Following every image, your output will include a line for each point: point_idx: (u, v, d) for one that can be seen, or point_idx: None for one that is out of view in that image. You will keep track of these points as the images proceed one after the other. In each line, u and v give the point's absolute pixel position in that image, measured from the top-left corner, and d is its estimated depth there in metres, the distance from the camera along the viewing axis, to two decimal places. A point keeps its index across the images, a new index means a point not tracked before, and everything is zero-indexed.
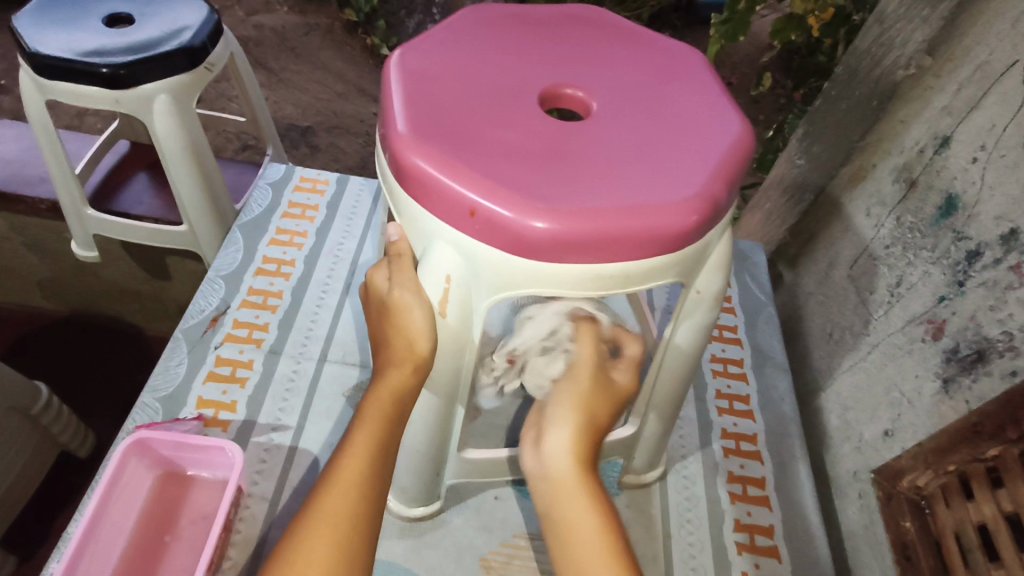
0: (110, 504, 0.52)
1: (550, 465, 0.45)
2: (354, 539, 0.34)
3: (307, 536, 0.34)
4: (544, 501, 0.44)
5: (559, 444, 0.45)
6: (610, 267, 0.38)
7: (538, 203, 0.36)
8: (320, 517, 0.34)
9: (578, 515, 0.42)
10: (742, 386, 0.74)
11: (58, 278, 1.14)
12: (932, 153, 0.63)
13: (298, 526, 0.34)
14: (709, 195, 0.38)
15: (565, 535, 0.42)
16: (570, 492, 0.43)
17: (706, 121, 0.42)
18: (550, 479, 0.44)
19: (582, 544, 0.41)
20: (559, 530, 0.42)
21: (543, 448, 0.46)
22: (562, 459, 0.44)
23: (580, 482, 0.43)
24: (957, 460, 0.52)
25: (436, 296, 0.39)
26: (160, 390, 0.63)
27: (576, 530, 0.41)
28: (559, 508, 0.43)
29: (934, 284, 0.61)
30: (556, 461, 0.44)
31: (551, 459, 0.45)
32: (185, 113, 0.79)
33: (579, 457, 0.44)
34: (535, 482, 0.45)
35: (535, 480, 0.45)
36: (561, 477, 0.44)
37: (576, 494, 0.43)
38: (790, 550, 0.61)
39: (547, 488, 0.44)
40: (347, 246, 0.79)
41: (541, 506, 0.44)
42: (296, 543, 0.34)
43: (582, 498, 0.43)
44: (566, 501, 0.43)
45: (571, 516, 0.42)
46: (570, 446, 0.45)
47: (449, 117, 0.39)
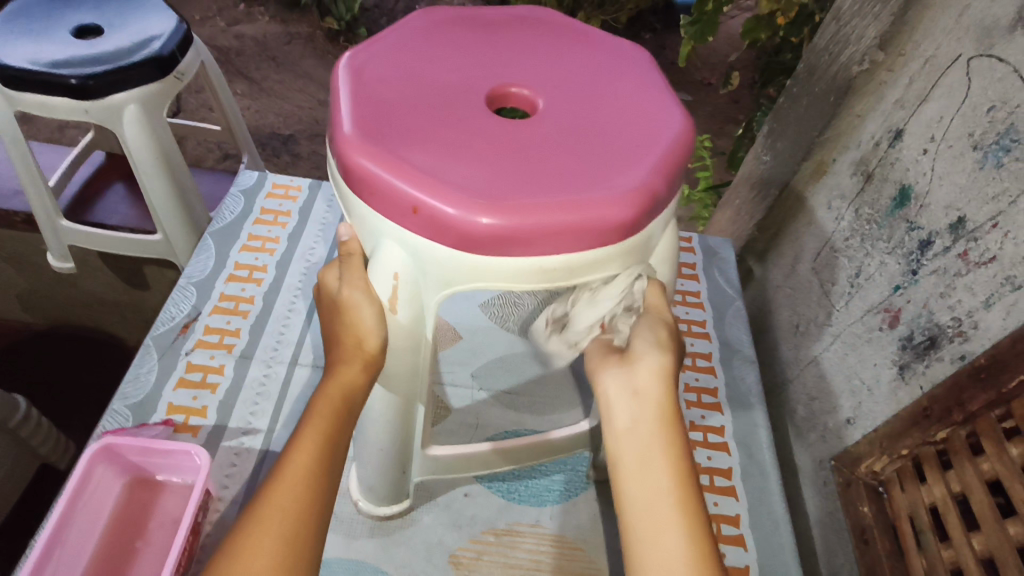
0: (78, 510, 0.53)
1: (638, 385, 0.43)
2: (303, 532, 0.35)
3: (255, 532, 0.34)
4: (628, 419, 0.42)
5: (654, 364, 0.43)
6: (552, 260, 0.39)
7: (480, 199, 0.37)
8: (268, 512, 0.35)
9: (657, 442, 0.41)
10: (711, 379, 0.75)
11: (36, 290, 1.14)
12: (887, 146, 0.64)
13: (247, 521, 0.35)
14: (649, 188, 0.39)
15: (643, 454, 0.40)
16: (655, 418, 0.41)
17: (647, 116, 0.44)
18: (639, 398, 0.42)
19: (653, 467, 0.40)
20: (633, 450, 0.41)
21: (633, 369, 0.44)
22: (654, 381, 0.43)
23: (667, 408, 0.42)
24: (910, 444, 0.54)
25: (385, 294, 0.41)
26: (130, 398, 0.64)
27: (654, 457, 0.40)
28: (645, 432, 0.41)
29: (890, 274, 0.62)
30: (644, 382, 0.43)
31: (641, 378, 0.43)
32: (155, 122, 0.80)
33: (666, 384, 0.43)
34: (615, 400, 0.43)
35: (619, 395, 0.43)
36: (653, 399, 0.42)
37: (663, 426, 0.41)
38: (755, 539, 0.62)
39: (634, 406, 0.42)
40: (318, 251, 0.80)
41: (623, 424, 0.42)
42: (245, 536, 0.34)
43: (667, 429, 0.41)
44: (650, 425, 0.41)
45: (650, 444, 0.40)
46: (663, 371, 0.43)
47: (394, 119, 0.40)
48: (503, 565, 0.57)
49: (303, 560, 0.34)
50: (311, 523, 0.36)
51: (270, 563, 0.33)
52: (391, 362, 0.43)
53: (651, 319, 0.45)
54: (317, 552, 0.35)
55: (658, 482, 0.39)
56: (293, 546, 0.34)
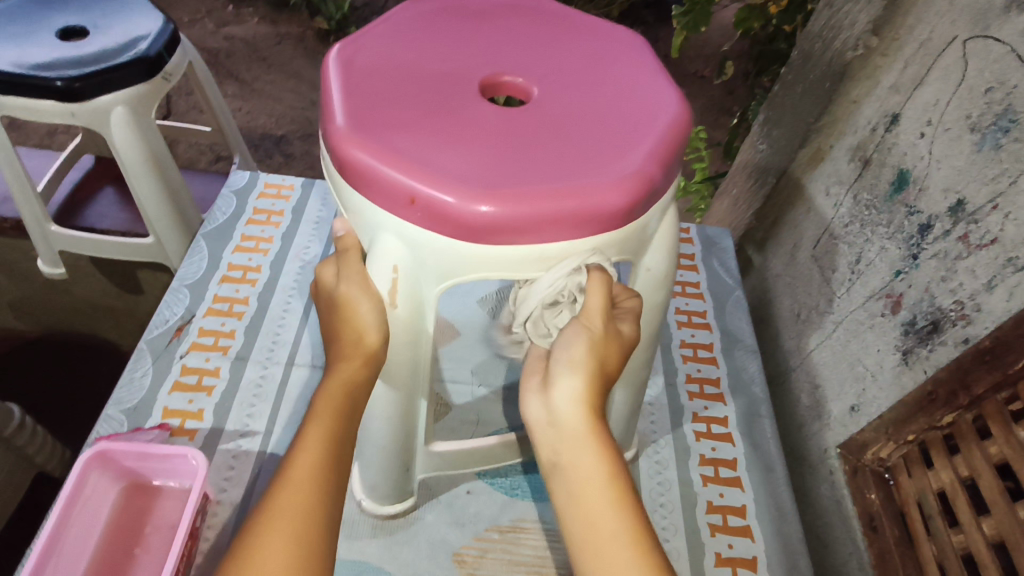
0: (73, 517, 0.52)
1: (556, 417, 0.38)
2: (315, 535, 0.33)
3: (261, 538, 0.33)
4: (551, 455, 0.37)
5: (565, 389, 0.38)
6: (552, 247, 0.38)
7: (476, 186, 0.36)
8: (274, 515, 0.33)
9: (590, 478, 0.35)
10: (713, 369, 0.75)
11: (30, 298, 1.13)
12: (883, 130, 0.64)
13: (252, 527, 0.33)
14: (648, 173, 0.39)
15: (576, 503, 0.35)
16: (581, 454, 0.36)
17: (642, 102, 0.43)
18: (559, 429, 0.37)
19: (594, 510, 0.34)
20: (565, 491, 0.35)
21: (552, 397, 0.38)
22: (569, 407, 0.37)
23: (594, 434, 0.37)
24: (915, 430, 0.53)
25: (383, 287, 0.40)
26: (125, 402, 0.63)
27: (590, 496, 0.35)
28: (570, 465, 0.36)
29: (891, 259, 0.61)
30: (562, 414, 0.37)
31: (559, 407, 0.38)
32: (144, 124, 0.79)
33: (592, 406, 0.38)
34: (537, 431, 0.38)
35: (538, 429, 0.38)
36: (575, 428, 0.37)
37: (587, 448, 0.36)
38: (762, 530, 0.62)
39: (555, 441, 0.37)
40: (313, 250, 0.79)
41: (547, 461, 0.37)
42: (253, 541, 0.32)
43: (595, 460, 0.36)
44: (572, 456, 0.36)
45: (580, 481, 0.35)
46: (583, 393, 0.38)
47: (387, 109, 0.40)
48: (508, 562, 0.57)
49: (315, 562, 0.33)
50: (322, 523, 0.34)
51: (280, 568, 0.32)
52: (390, 357, 0.43)
53: (583, 324, 0.39)
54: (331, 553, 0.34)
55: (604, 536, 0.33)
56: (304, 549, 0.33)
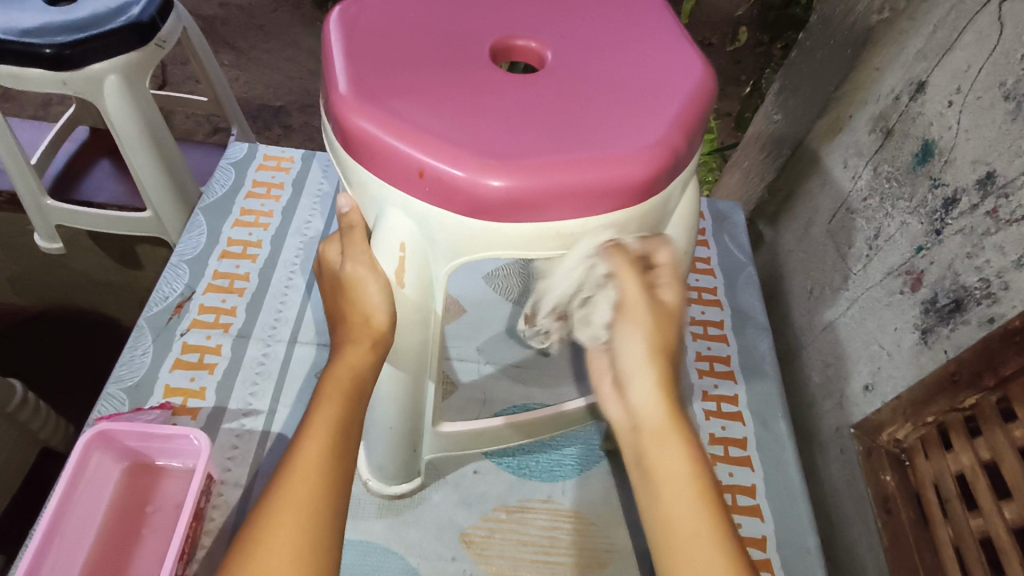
0: (75, 499, 0.51)
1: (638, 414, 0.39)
2: (328, 520, 0.33)
3: (272, 526, 0.31)
4: (634, 453, 0.39)
5: (644, 389, 0.40)
6: (570, 223, 0.36)
7: (489, 158, 0.34)
8: (286, 499, 0.32)
9: (676, 482, 0.36)
10: (723, 347, 0.73)
11: (28, 273, 1.11)
12: (908, 99, 0.61)
13: (263, 511, 0.32)
14: (671, 144, 0.36)
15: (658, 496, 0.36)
16: (662, 447, 0.38)
17: (663, 68, 0.41)
18: (639, 427, 0.39)
19: (674, 501, 0.36)
20: (647, 488, 0.37)
21: (624, 393, 0.41)
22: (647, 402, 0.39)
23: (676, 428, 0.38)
24: (935, 411, 0.52)
25: (390, 267, 0.38)
26: (125, 380, 0.62)
27: (670, 482, 0.36)
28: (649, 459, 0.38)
29: (912, 235, 0.59)
30: (639, 410, 0.40)
31: (637, 406, 0.40)
32: (138, 93, 0.76)
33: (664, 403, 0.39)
34: (619, 429, 0.41)
35: (620, 428, 0.40)
36: (653, 424, 0.38)
37: (670, 444, 0.38)
38: (772, 509, 0.61)
39: (636, 437, 0.39)
40: (314, 225, 0.77)
41: (630, 456, 0.39)
42: (261, 533, 0.31)
43: (676, 452, 0.37)
44: (657, 450, 0.38)
45: (665, 474, 0.37)
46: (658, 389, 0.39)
47: (392, 76, 0.37)
48: (516, 542, 0.56)
49: (328, 545, 0.32)
50: (334, 511, 0.33)
51: (292, 557, 0.31)
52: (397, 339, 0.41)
53: (629, 317, 0.41)
54: (340, 539, 0.33)
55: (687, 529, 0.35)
56: (317, 537, 0.32)
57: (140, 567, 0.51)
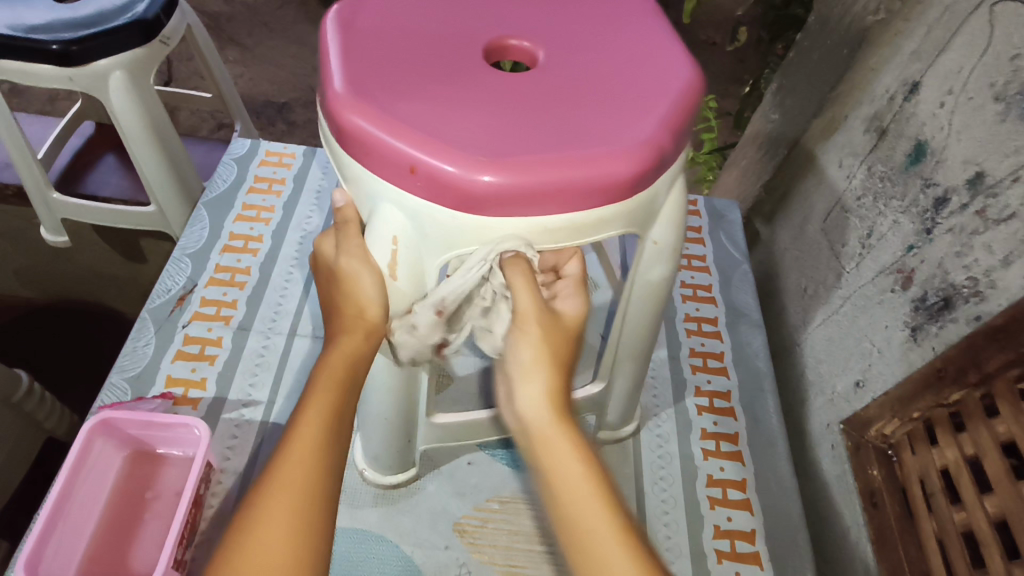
0: (77, 486, 0.52)
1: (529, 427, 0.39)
2: (321, 499, 0.34)
3: (269, 504, 0.33)
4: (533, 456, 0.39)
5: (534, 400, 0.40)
6: (558, 219, 0.37)
7: (479, 155, 0.35)
8: (282, 479, 0.34)
9: (574, 480, 0.36)
10: (717, 344, 0.74)
11: (34, 265, 1.13)
12: (902, 100, 0.62)
13: (258, 492, 0.34)
14: (658, 143, 0.37)
15: (557, 497, 0.36)
16: (559, 458, 0.37)
17: (652, 68, 0.41)
18: (527, 432, 0.39)
19: (579, 506, 0.35)
20: (551, 497, 0.37)
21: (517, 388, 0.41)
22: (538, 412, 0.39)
23: (562, 431, 0.39)
24: (922, 407, 0.53)
25: (384, 259, 0.39)
26: (128, 370, 0.63)
27: (568, 486, 0.36)
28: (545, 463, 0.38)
29: (903, 234, 0.60)
30: (533, 407, 0.40)
31: (530, 411, 0.40)
32: (142, 89, 0.77)
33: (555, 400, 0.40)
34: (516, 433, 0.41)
35: (516, 432, 0.41)
36: (542, 430, 0.39)
37: (570, 454, 0.37)
38: (762, 503, 0.62)
39: (529, 441, 0.39)
40: (315, 220, 0.78)
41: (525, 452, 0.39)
42: (255, 515, 0.32)
43: (567, 452, 0.37)
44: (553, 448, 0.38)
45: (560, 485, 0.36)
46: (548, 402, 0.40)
47: (387, 75, 0.38)
48: (509, 532, 0.57)
49: (320, 525, 0.33)
50: (326, 491, 0.34)
51: (287, 534, 0.32)
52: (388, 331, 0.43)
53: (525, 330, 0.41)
54: (331, 519, 0.34)
55: (596, 537, 0.34)
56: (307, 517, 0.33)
57: (141, 551, 0.52)
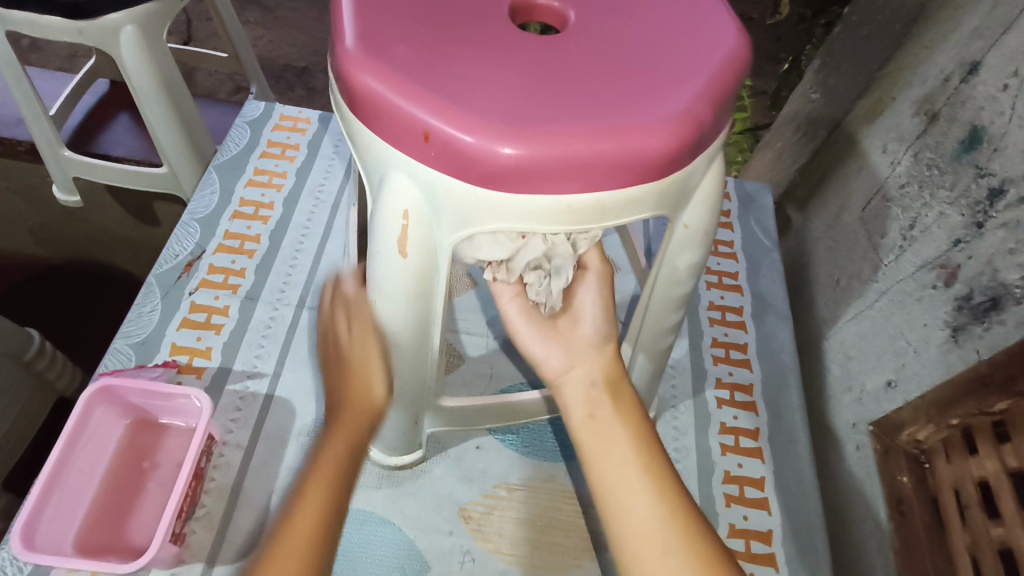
0: (78, 453, 0.51)
1: (571, 409, 0.43)
2: None
3: None
4: (583, 410, 0.42)
5: (583, 375, 0.44)
6: (584, 198, 0.34)
7: (500, 123, 0.32)
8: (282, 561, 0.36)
9: (608, 433, 0.41)
10: (741, 335, 0.71)
11: (47, 224, 1.12)
12: (958, 82, 0.57)
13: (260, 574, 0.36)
14: (697, 115, 0.34)
15: (590, 425, 0.42)
16: (609, 436, 0.41)
17: (694, 33, 0.38)
18: (580, 352, 0.45)
19: (616, 451, 0.40)
20: (589, 441, 0.41)
21: (572, 349, 0.46)
22: (586, 396, 0.43)
23: (608, 395, 0.43)
24: (962, 413, 0.49)
25: (393, 234, 0.36)
26: (133, 336, 0.62)
27: (612, 445, 0.40)
28: (599, 414, 0.42)
29: (950, 227, 0.56)
30: (590, 374, 0.44)
31: (577, 347, 0.46)
32: (155, 45, 0.74)
33: (602, 356, 0.45)
34: (570, 387, 0.44)
35: (552, 364, 0.46)
36: (595, 359, 0.45)
37: (608, 412, 0.42)
38: (780, 503, 0.59)
39: (576, 381, 0.44)
40: (328, 188, 0.76)
41: (553, 366, 0.46)
42: None
43: (609, 411, 0.42)
44: (607, 422, 0.41)
45: (613, 452, 0.40)
46: (598, 377, 0.44)
47: (403, 31, 0.35)
48: (515, 520, 0.55)
49: None
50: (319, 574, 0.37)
51: None
52: (384, 310, 0.40)
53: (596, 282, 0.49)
54: None
55: (623, 479, 0.39)
56: None
57: (140, 521, 0.52)
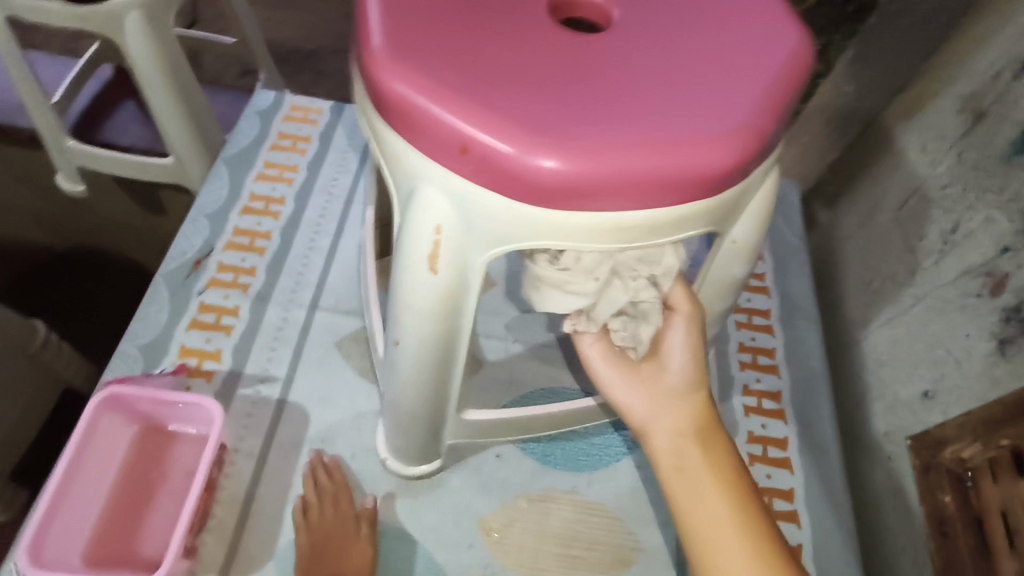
0: (85, 463, 0.49)
1: (660, 458, 0.41)
2: None
3: None
4: (672, 460, 0.41)
5: (671, 428, 0.42)
6: (632, 215, 0.31)
7: (544, 135, 0.29)
8: None
9: (699, 488, 0.40)
10: (768, 339, 0.68)
11: (52, 212, 1.09)
12: (1010, 78, 0.53)
13: None
14: (757, 126, 0.31)
15: (680, 477, 0.41)
16: (703, 490, 0.40)
17: (750, 34, 0.35)
18: (665, 395, 0.43)
19: (708, 506, 0.39)
20: (682, 495, 0.40)
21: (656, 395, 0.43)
22: (675, 446, 0.41)
23: (699, 445, 0.41)
24: (1013, 433, 0.47)
25: (421, 249, 0.33)
26: (140, 338, 0.59)
27: (705, 500, 0.40)
28: (689, 465, 0.41)
29: (998, 233, 0.53)
30: (677, 424, 0.42)
31: (664, 398, 0.43)
32: (161, 32, 0.71)
33: (689, 406, 0.43)
34: (656, 436, 0.42)
35: (639, 414, 0.43)
36: (682, 401, 0.43)
37: (700, 465, 0.41)
38: (810, 517, 0.57)
39: (665, 427, 0.42)
40: (341, 182, 0.73)
41: (638, 412, 0.43)
42: None
43: (700, 463, 0.41)
44: (697, 473, 0.40)
45: (704, 504, 0.39)
46: (686, 426, 0.42)
47: (436, 29, 0.32)
48: (537, 532, 0.53)
49: None
50: None
51: None
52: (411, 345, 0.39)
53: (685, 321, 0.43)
54: None
55: (722, 538, 0.39)
56: None
57: (150, 533, 0.50)
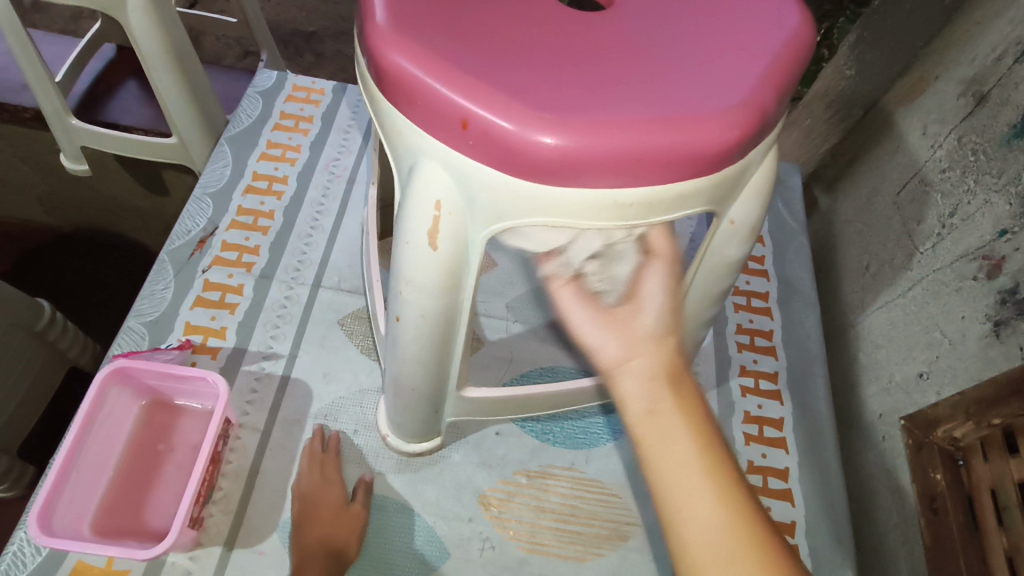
0: (93, 435, 0.50)
1: (629, 399, 0.35)
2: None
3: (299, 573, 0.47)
4: (643, 404, 0.34)
5: (642, 365, 0.35)
6: (632, 192, 0.31)
7: (545, 111, 0.29)
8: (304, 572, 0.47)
9: (669, 435, 0.34)
10: (766, 322, 0.69)
11: (56, 193, 1.10)
12: (1011, 61, 0.53)
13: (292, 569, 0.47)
14: (757, 104, 0.32)
15: (650, 421, 0.34)
16: (667, 436, 0.33)
17: (751, 14, 0.35)
18: (634, 332, 0.36)
19: (674, 450, 0.33)
20: (646, 440, 0.34)
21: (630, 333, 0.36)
22: (645, 386, 0.35)
23: (671, 387, 0.35)
24: (1005, 413, 0.48)
25: (422, 224, 0.34)
26: (146, 315, 0.60)
27: (672, 444, 0.33)
28: (659, 407, 0.34)
29: (996, 216, 0.53)
30: (651, 363, 0.35)
31: (636, 334, 0.36)
32: (163, 10, 0.71)
33: (666, 348, 0.36)
34: (624, 376, 0.35)
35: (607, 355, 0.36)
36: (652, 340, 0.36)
37: (669, 409, 0.34)
38: (804, 495, 0.58)
39: (634, 366, 0.35)
40: (343, 162, 0.74)
41: (607, 352, 0.36)
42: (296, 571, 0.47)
43: (672, 406, 0.34)
44: (667, 417, 0.34)
45: (672, 449, 0.33)
46: (657, 366, 0.35)
47: (439, 6, 0.33)
48: (536, 507, 0.55)
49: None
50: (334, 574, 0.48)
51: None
52: (407, 300, 0.38)
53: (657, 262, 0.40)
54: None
55: (692, 488, 0.32)
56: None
57: (157, 503, 0.51)
